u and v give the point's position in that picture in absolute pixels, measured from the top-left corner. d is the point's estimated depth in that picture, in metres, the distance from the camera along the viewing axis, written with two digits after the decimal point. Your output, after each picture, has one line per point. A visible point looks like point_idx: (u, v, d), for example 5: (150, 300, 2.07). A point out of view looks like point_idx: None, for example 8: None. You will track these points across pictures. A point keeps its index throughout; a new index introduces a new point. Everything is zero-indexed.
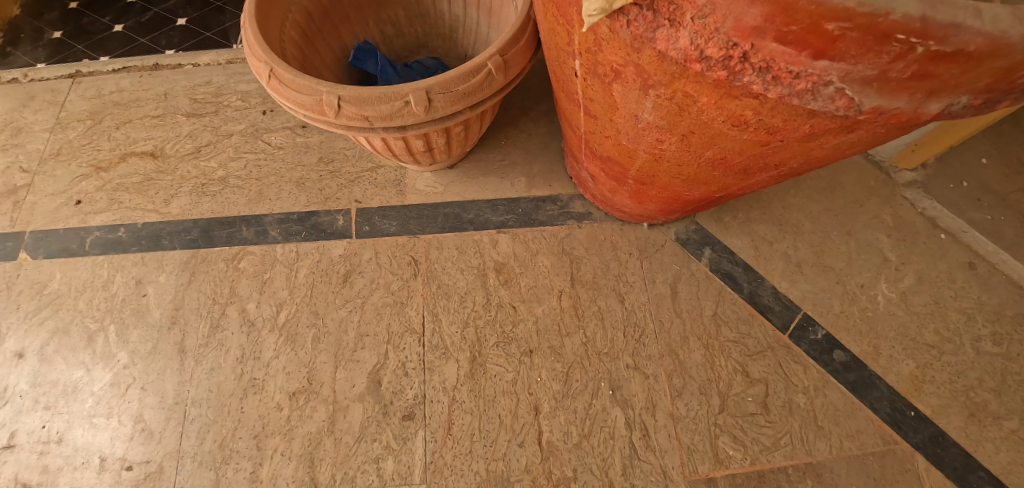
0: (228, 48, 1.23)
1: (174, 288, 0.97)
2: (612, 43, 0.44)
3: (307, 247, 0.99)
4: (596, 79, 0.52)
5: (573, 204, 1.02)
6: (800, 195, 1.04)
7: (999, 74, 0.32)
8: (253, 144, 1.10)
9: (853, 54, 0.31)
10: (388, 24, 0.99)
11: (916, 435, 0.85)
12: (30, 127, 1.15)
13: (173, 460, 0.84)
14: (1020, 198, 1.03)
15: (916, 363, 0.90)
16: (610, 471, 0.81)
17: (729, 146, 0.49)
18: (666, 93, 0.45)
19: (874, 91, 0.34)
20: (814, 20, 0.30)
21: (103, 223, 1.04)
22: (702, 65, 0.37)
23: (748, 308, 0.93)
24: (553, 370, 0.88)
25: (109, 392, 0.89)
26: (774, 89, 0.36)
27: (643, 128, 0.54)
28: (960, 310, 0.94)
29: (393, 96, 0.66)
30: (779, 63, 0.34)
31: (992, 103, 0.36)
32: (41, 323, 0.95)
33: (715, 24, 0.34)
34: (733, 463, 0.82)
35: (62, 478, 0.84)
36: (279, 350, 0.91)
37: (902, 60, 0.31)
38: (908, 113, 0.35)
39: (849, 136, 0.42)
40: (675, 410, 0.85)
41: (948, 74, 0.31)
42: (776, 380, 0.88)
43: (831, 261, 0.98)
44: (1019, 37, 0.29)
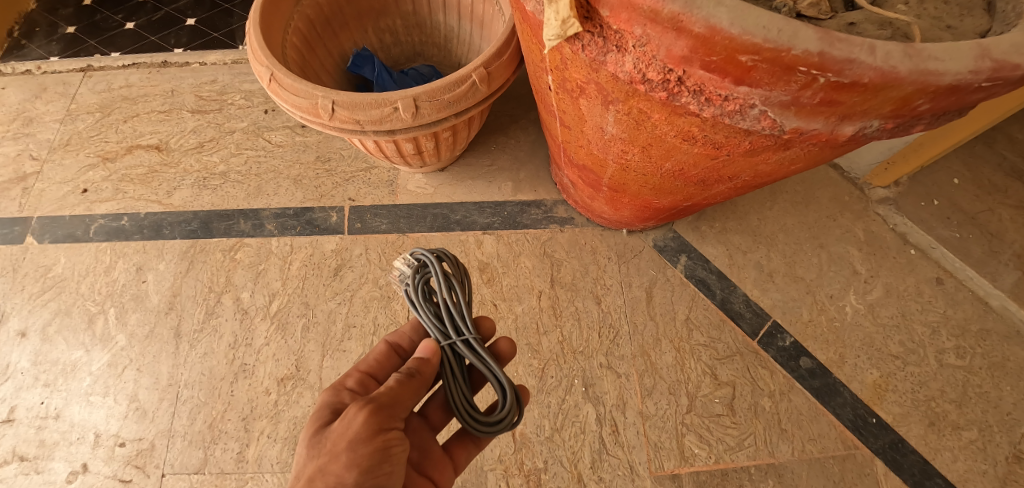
0: (234, 49, 1.28)
1: (172, 276, 1.02)
2: (575, 64, 0.48)
3: (301, 242, 1.03)
4: (565, 94, 0.56)
5: (556, 209, 1.06)
6: (776, 208, 1.08)
7: (898, 103, 0.36)
8: (254, 141, 1.15)
9: (767, 82, 0.36)
10: (386, 33, 1.04)
11: (876, 441, 0.89)
12: (41, 117, 1.20)
13: (164, 438, 0.88)
14: (988, 218, 1.07)
15: (879, 372, 0.94)
16: (579, 464, 0.85)
17: (683, 159, 0.54)
18: (624, 109, 0.50)
19: (792, 113, 0.39)
20: (729, 52, 0.35)
21: (107, 211, 1.09)
22: (646, 86, 0.43)
23: (720, 314, 0.97)
24: (530, 365, 0.92)
25: (105, 372, 0.94)
26: (708, 109, 0.42)
27: (608, 140, 0.58)
28: (925, 323, 0.97)
29: (383, 103, 0.70)
30: (709, 87, 0.39)
31: (906, 127, 0.40)
32: (45, 304, 1.00)
33: (651, 52, 0.39)
34: (698, 461, 0.86)
35: (58, 452, 0.88)
36: (270, 338, 0.95)
37: (809, 88, 0.36)
38: (826, 133, 0.40)
39: (786, 153, 0.46)
40: (644, 409, 0.89)
41: (852, 101, 0.36)
42: (743, 383, 0.92)
43: (802, 272, 1.02)
44: (906, 71, 0.34)
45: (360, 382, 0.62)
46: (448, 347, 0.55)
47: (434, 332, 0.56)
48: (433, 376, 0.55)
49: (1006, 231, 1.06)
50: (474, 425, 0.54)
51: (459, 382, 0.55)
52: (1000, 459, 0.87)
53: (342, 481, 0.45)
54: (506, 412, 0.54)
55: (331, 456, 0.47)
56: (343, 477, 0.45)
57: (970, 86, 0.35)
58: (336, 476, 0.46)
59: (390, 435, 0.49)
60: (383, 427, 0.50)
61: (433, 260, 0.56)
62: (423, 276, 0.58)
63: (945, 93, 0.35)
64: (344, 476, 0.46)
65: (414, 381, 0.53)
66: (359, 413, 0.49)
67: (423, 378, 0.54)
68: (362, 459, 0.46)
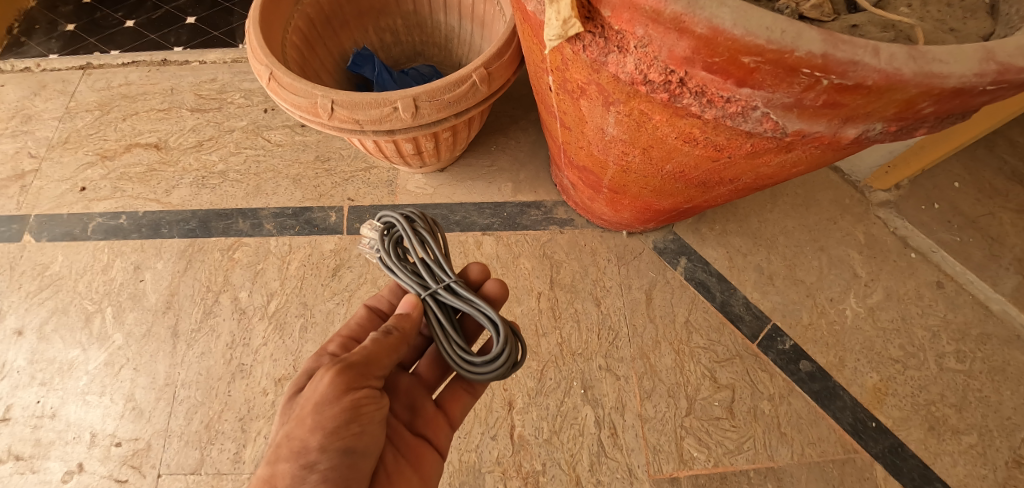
0: (234, 48, 1.28)
1: (170, 275, 1.01)
2: (576, 64, 0.48)
3: (300, 241, 1.03)
4: (566, 95, 0.56)
5: (556, 210, 1.06)
6: (776, 210, 1.07)
7: (902, 105, 0.36)
8: (253, 140, 1.15)
9: (770, 84, 0.36)
10: (386, 33, 1.04)
11: (875, 445, 0.88)
12: (40, 115, 1.20)
13: (161, 438, 0.88)
14: (989, 221, 1.07)
15: (879, 376, 0.93)
16: (578, 467, 0.85)
17: (684, 161, 0.54)
18: (625, 111, 0.49)
19: (795, 115, 0.39)
20: (732, 53, 0.35)
21: (105, 210, 1.08)
22: (647, 87, 0.42)
23: (720, 317, 0.97)
24: (528, 367, 0.92)
25: (102, 371, 0.93)
26: (710, 111, 0.41)
27: (609, 141, 0.58)
28: (925, 327, 0.97)
29: (383, 102, 0.70)
30: (711, 89, 0.39)
31: (909, 130, 0.40)
32: (41, 302, 0.99)
33: (653, 53, 0.39)
34: (697, 464, 0.86)
35: (54, 451, 0.87)
36: (268, 338, 0.94)
37: (812, 90, 0.36)
38: (829, 136, 0.40)
39: (788, 155, 0.46)
40: (643, 411, 0.89)
41: (855, 103, 0.36)
42: (743, 386, 0.91)
43: (802, 274, 1.02)
44: (910, 73, 0.33)
45: (344, 347, 0.63)
46: (429, 300, 0.56)
47: (413, 286, 0.56)
48: (410, 332, 0.57)
49: (1007, 235, 1.06)
50: (468, 369, 0.53)
51: (447, 331, 0.56)
52: (999, 463, 0.87)
53: (307, 444, 0.47)
54: (502, 345, 0.52)
55: (297, 419, 0.48)
56: (308, 439, 0.47)
57: (975, 89, 0.34)
58: (301, 439, 0.47)
59: (360, 394, 0.51)
60: (352, 386, 0.51)
61: (401, 219, 0.57)
62: (395, 236, 0.59)
63: (949, 96, 0.35)
64: (308, 439, 0.47)
65: (389, 339, 0.55)
66: (326, 374, 0.50)
67: (399, 336, 0.56)
68: (327, 420, 0.48)
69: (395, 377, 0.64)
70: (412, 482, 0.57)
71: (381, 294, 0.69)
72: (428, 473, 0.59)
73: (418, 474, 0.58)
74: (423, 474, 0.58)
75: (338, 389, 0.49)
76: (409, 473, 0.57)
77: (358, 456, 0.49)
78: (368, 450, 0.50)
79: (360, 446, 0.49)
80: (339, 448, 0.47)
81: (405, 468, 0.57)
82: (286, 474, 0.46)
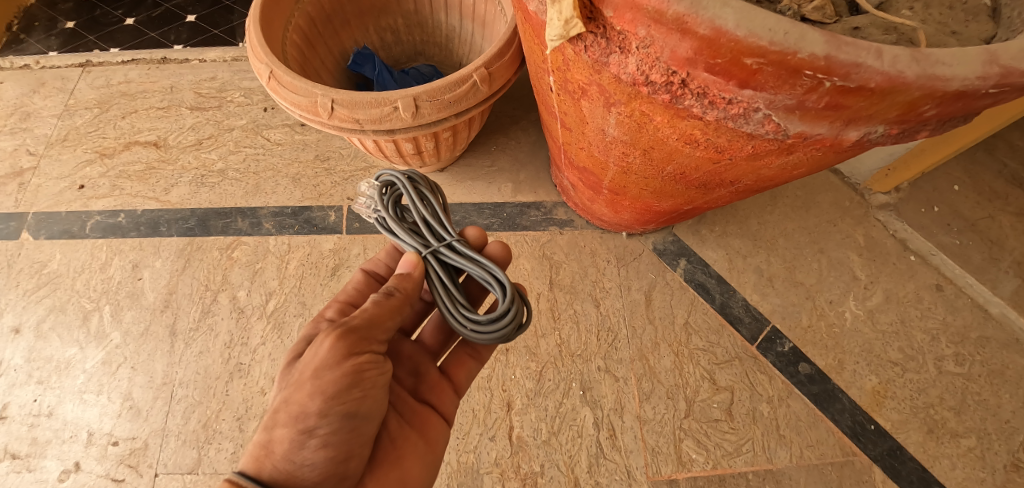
0: (234, 46, 1.27)
1: (168, 273, 1.01)
2: (577, 65, 0.48)
3: (299, 241, 1.03)
4: (566, 95, 0.56)
5: (556, 211, 1.06)
6: (776, 212, 1.07)
7: (904, 108, 0.36)
8: (252, 139, 1.15)
9: (772, 85, 0.36)
10: (387, 32, 1.03)
11: (874, 448, 0.88)
12: (39, 112, 1.20)
13: (158, 437, 0.88)
14: (988, 225, 1.07)
15: (879, 379, 0.93)
16: (577, 468, 0.85)
17: (685, 163, 0.54)
18: (626, 111, 0.49)
19: (797, 117, 0.39)
20: (734, 54, 0.35)
21: (104, 208, 1.08)
22: (649, 88, 0.42)
23: (719, 319, 0.97)
24: (527, 368, 0.92)
25: (99, 370, 0.93)
26: (711, 112, 0.41)
27: (609, 142, 0.58)
28: (925, 330, 0.97)
29: (383, 102, 0.70)
30: (713, 90, 0.39)
31: (911, 133, 0.40)
32: (39, 300, 0.99)
33: (655, 54, 0.38)
34: (696, 466, 0.85)
35: (50, 450, 0.87)
36: (266, 337, 0.94)
37: (815, 92, 0.36)
38: (830, 138, 0.40)
39: (789, 158, 0.46)
40: (642, 413, 0.89)
41: (857, 105, 0.36)
42: (742, 388, 0.91)
43: (801, 276, 1.01)
44: (913, 76, 0.33)
45: (342, 312, 0.62)
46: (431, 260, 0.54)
47: (413, 244, 0.54)
48: (414, 293, 0.55)
49: (1006, 238, 1.06)
50: (472, 328, 0.51)
51: (450, 291, 0.53)
52: (998, 467, 0.87)
53: (306, 409, 0.47)
54: (508, 304, 0.50)
55: (296, 384, 0.48)
56: (307, 405, 0.47)
57: (977, 92, 0.34)
58: (300, 405, 0.47)
59: (361, 360, 0.50)
60: (353, 353, 0.50)
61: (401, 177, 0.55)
62: (395, 194, 0.56)
63: (952, 99, 0.35)
64: (307, 404, 0.47)
65: (392, 301, 0.53)
66: (327, 339, 0.49)
67: (402, 297, 0.54)
68: (327, 386, 0.47)
69: (398, 344, 0.65)
70: (417, 447, 0.57)
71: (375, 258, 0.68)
72: (435, 437, 0.59)
73: (424, 440, 0.58)
74: (429, 439, 0.59)
75: (339, 355, 0.49)
76: (414, 438, 0.57)
77: (359, 421, 0.49)
78: (370, 415, 0.50)
79: (361, 411, 0.49)
80: (340, 414, 0.48)
81: (410, 433, 0.58)
82: (284, 438, 0.46)
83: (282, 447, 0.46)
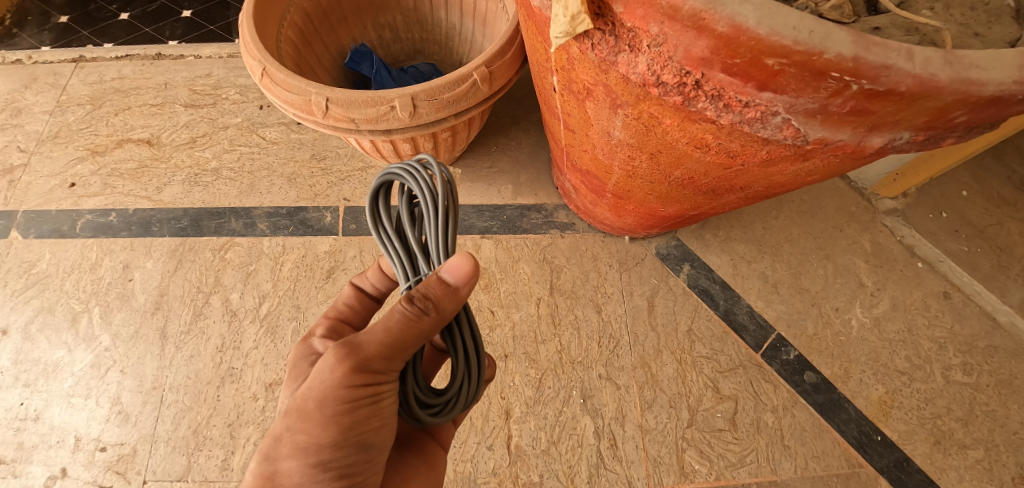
0: (229, 42, 1.25)
1: (159, 275, 0.99)
2: (583, 64, 0.46)
3: (294, 242, 1.00)
4: (571, 96, 0.53)
5: (557, 214, 1.04)
6: (782, 217, 1.05)
7: (933, 113, 0.34)
8: (248, 137, 1.12)
9: (794, 87, 0.34)
10: (385, 29, 1.01)
11: (881, 459, 0.86)
12: (30, 108, 1.17)
13: (147, 444, 0.85)
14: (997, 231, 1.05)
15: (885, 388, 0.91)
16: (576, 479, 0.82)
17: (694, 168, 0.51)
18: (634, 114, 0.47)
19: (817, 122, 0.37)
20: (754, 54, 0.32)
21: (95, 207, 1.05)
22: (660, 89, 0.40)
23: (723, 326, 0.95)
24: (527, 375, 0.89)
25: (88, 373, 0.90)
26: (726, 116, 0.39)
27: (615, 145, 0.56)
28: (932, 339, 0.95)
29: (379, 101, 0.67)
30: (729, 92, 0.37)
31: (937, 139, 0.38)
32: (27, 301, 0.96)
33: (668, 53, 0.36)
34: (699, 477, 0.83)
35: (36, 455, 0.85)
36: (259, 341, 0.92)
37: (839, 95, 0.33)
38: (852, 144, 0.38)
39: (806, 164, 0.44)
40: (644, 422, 0.86)
41: (884, 110, 0.34)
42: (746, 397, 0.89)
43: (807, 283, 0.99)
44: (946, 79, 0.31)
45: (332, 330, 0.58)
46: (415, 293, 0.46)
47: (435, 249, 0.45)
48: (452, 315, 0.44)
49: (1015, 246, 1.04)
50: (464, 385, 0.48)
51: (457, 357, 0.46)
52: (1007, 479, 0.85)
53: (319, 441, 0.44)
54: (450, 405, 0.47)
55: (303, 415, 0.44)
56: (320, 437, 0.44)
57: (1013, 98, 0.32)
58: (312, 438, 0.44)
59: (379, 388, 0.44)
60: (367, 383, 0.44)
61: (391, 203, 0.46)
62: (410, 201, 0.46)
63: (986, 104, 0.33)
64: (319, 437, 0.44)
65: (423, 323, 0.43)
66: (340, 365, 0.43)
67: (435, 319, 0.43)
68: (341, 417, 0.44)
69: None
70: (420, 471, 0.55)
71: (366, 272, 0.62)
72: (436, 460, 0.57)
73: (425, 463, 0.56)
74: (431, 462, 0.56)
75: (353, 384, 0.43)
76: (416, 462, 0.55)
77: (374, 450, 0.47)
78: (385, 442, 0.48)
79: (377, 440, 0.47)
80: (356, 446, 0.45)
81: (411, 459, 0.55)
82: (294, 470, 0.44)
83: (291, 480, 0.44)
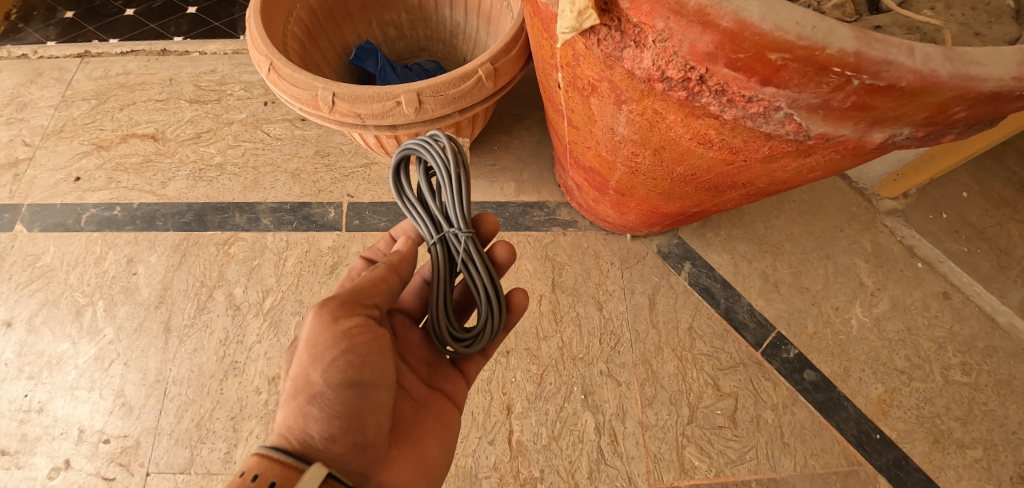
0: (234, 39, 1.26)
1: (163, 269, 0.99)
2: (588, 60, 0.46)
3: (298, 237, 1.01)
4: (575, 92, 0.54)
5: (559, 211, 1.04)
6: (783, 217, 1.06)
7: (934, 109, 0.34)
8: (252, 133, 1.13)
9: (797, 83, 0.34)
10: (390, 26, 1.02)
11: (879, 458, 0.87)
12: (35, 102, 1.18)
13: (150, 436, 0.86)
14: (997, 233, 1.06)
15: (885, 387, 0.91)
16: (576, 474, 0.83)
17: (697, 164, 0.52)
18: (637, 109, 0.48)
19: (820, 117, 0.37)
20: (758, 49, 0.33)
21: (100, 201, 1.06)
22: (664, 84, 0.41)
23: (724, 324, 0.95)
24: (528, 371, 0.90)
25: (91, 366, 0.91)
26: (730, 110, 0.40)
27: (619, 141, 0.56)
28: (931, 339, 0.95)
29: (385, 96, 0.68)
30: (732, 87, 0.37)
31: (937, 136, 0.38)
32: (32, 294, 0.97)
33: (673, 48, 0.37)
34: (698, 474, 0.84)
35: (40, 447, 0.85)
36: (262, 335, 0.92)
37: (841, 90, 0.34)
38: (854, 139, 0.39)
39: (807, 160, 0.44)
40: (644, 418, 0.87)
41: (885, 106, 0.35)
42: (746, 395, 0.90)
43: (807, 282, 1.00)
44: (947, 75, 0.31)
45: None
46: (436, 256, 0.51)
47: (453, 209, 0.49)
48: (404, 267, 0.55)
49: (1015, 247, 1.04)
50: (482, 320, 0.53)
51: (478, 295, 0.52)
52: (1005, 479, 0.85)
53: (308, 381, 0.45)
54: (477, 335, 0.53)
55: (295, 360, 0.47)
56: (309, 377, 0.46)
57: (1012, 95, 0.33)
58: (302, 378, 0.46)
59: (355, 323, 0.48)
60: (343, 319, 0.48)
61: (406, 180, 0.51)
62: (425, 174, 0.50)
63: (985, 100, 0.33)
64: (309, 377, 0.46)
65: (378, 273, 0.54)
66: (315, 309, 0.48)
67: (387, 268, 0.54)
68: (323, 354, 0.46)
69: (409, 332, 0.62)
70: (434, 430, 0.58)
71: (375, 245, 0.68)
72: (449, 420, 0.60)
73: (439, 423, 0.59)
74: (444, 422, 0.59)
75: (328, 321, 0.47)
76: (430, 421, 0.58)
77: (365, 387, 0.47)
78: (375, 381, 0.48)
79: (366, 378, 0.47)
80: (342, 382, 0.46)
81: (426, 417, 0.58)
82: (295, 413, 0.45)
83: (295, 423, 0.45)
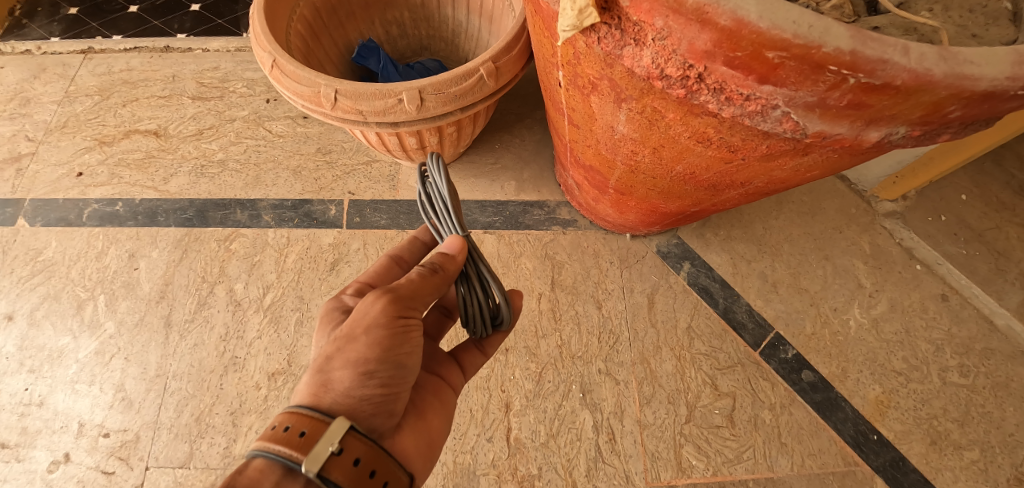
0: (237, 37, 1.26)
1: (165, 264, 1.00)
2: (588, 58, 0.47)
3: (299, 234, 1.01)
4: (576, 90, 0.54)
5: (559, 211, 1.05)
6: (782, 218, 1.06)
7: (929, 108, 0.35)
8: (254, 130, 1.13)
9: (794, 81, 0.35)
10: (393, 25, 1.02)
11: (876, 458, 0.87)
12: (38, 98, 1.18)
13: (150, 430, 0.86)
14: (995, 235, 1.06)
15: (882, 389, 0.92)
16: (574, 472, 0.83)
17: (696, 162, 0.52)
18: (637, 107, 0.48)
19: (817, 116, 0.38)
20: (755, 48, 0.33)
21: (102, 196, 1.07)
22: (663, 82, 0.41)
23: (722, 324, 0.96)
24: (527, 369, 0.90)
25: (92, 360, 0.91)
26: (728, 109, 0.40)
27: (619, 139, 0.57)
28: (929, 341, 0.95)
29: (388, 93, 0.69)
30: (730, 85, 0.38)
31: (933, 135, 0.38)
32: (33, 288, 0.98)
33: (672, 46, 0.37)
34: (696, 473, 0.84)
35: (40, 440, 0.86)
36: (262, 331, 0.93)
37: (837, 89, 0.34)
38: (850, 138, 0.39)
39: (805, 159, 0.45)
40: (642, 417, 0.87)
41: (881, 104, 0.35)
42: (744, 394, 0.90)
43: (806, 283, 1.00)
44: (940, 75, 0.32)
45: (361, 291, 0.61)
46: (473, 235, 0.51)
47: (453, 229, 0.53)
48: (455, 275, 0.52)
49: (1013, 250, 1.04)
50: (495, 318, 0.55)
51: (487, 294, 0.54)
52: (1001, 480, 0.85)
53: (364, 356, 0.47)
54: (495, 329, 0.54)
55: (350, 336, 0.48)
56: (366, 352, 0.47)
57: (1006, 94, 0.33)
58: (359, 353, 0.47)
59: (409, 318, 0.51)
60: (401, 313, 0.50)
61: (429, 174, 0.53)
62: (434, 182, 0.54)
63: (979, 100, 0.34)
64: (366, 352, 0.47)
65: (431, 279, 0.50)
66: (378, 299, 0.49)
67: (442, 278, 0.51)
68: (383, 338, 0.48)
69: None
70: (433, 404, 0.57)
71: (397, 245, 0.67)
72: (447, 398, 0.59)
73: (438, 399, 0.58)
74: (443, 400, 0.58)
75: (390, 313, 0.49)
76: (429, 397, 0.57)
77: (408, 372, 0.50)
78: (415, 369, 0.51)
79: (410, 364, 0.50)
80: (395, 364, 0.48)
81: (427, 396, 0.57)
82: (345, 380, 0.46)
83: (344, 386, 0.46)
